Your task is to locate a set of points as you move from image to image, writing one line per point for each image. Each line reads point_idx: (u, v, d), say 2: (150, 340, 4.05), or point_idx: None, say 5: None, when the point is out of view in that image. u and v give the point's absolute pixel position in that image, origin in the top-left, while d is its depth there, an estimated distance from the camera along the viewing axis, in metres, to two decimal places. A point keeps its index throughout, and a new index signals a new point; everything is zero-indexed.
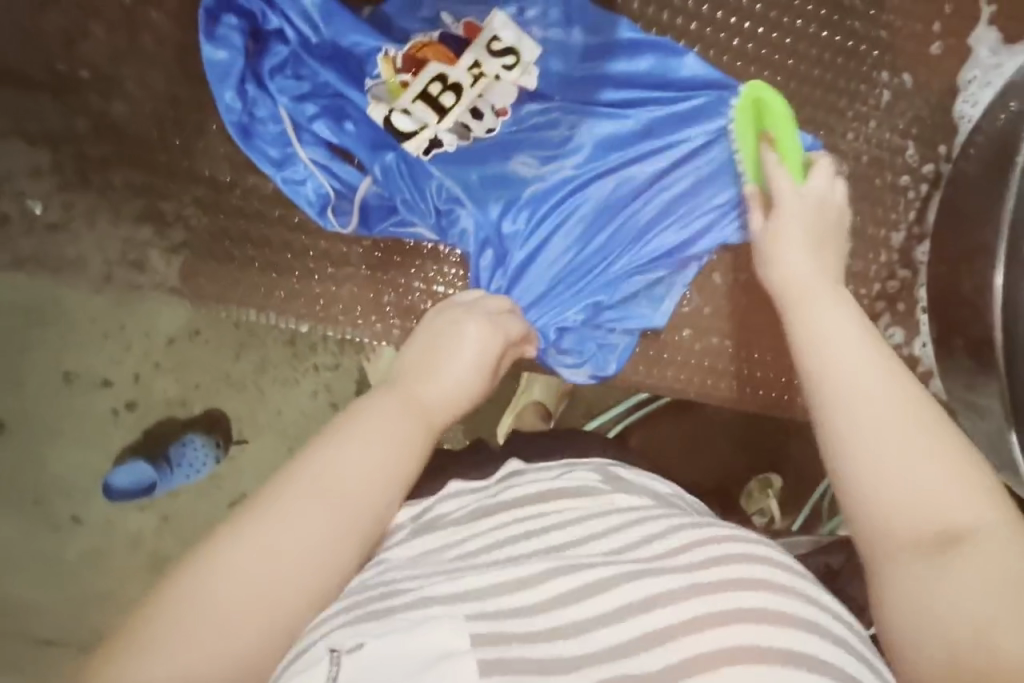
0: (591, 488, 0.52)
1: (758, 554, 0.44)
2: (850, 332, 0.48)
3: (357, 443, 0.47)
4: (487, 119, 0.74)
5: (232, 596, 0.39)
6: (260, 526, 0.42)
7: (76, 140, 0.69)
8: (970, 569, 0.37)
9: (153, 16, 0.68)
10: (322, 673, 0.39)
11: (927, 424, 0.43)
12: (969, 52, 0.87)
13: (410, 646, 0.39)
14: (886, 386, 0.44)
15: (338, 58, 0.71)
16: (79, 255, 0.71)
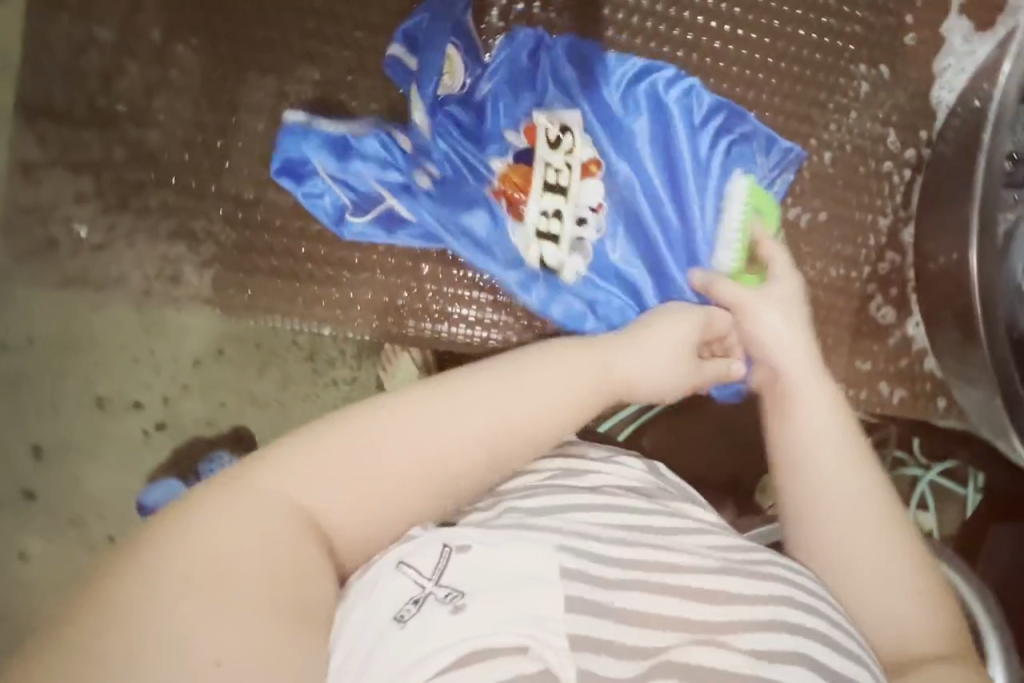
0: (648, 482, 0.58)
1: (795, 577, 0.50)
2: (831, 445, 0.59)
3: (528, 384, 0.50)
4: (591, 220, 0.74)
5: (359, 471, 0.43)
6: (411, 427, 0.45)
7: (116, 167, 0.75)
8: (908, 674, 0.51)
9: (180, 51, 0.75)
10: (434, 562, 0.44)
11: (886, 546, 0.55)
12: (942, 42, 0.91)
13: (514, 563, 0.45)
14: (857, 509, 0.57)
15: (350, 83, 0.78)
16: (120, 272, 0.77)
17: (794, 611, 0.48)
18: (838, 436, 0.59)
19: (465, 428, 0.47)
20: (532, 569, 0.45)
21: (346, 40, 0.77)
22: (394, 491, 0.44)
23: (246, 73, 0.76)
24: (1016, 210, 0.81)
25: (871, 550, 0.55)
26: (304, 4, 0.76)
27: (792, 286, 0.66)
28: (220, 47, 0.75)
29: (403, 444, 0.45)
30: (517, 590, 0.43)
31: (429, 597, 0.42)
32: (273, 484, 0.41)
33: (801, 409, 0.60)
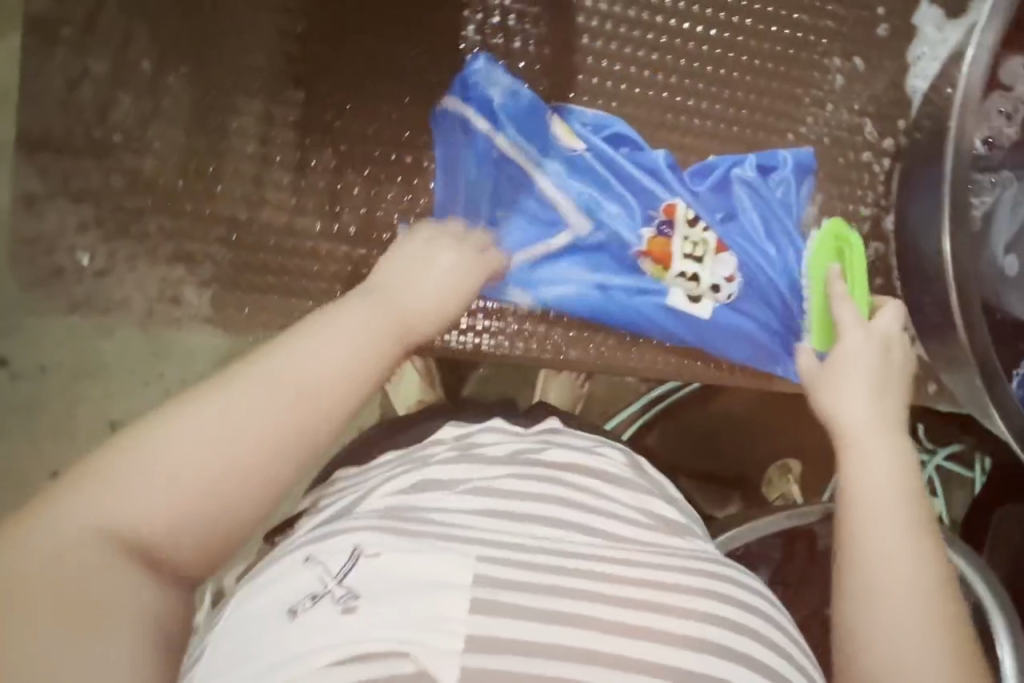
0: (620, 475, 0.60)
1: (726, 589, 0.52)
2: (887, 486, 0.57)
3: (319, 342, 0.50)
4: (723, 287, 0.86)
5: (177, 469, 0.43)
6: (224, 411, 0.45)
7: (115, 196, 0.78)
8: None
9: (170, 80, 0.78)
10: (341, 564, 0.49)
11: (921, 587, 0.51)
12: (915, 31, 0.92)
13: (420, 566, 0.48)
14: (903, 553, 0.52)
15: (334, 103, 0.81)
16: (123, 296, 0.80)
17: (696, 624, 0.49)
18: (891, 477, 0.57)
19: (271, 398, 0.46)
20: (441, 577, 0.48)
21: (328, 61, 0.80)
22: (223, 478, 0.44)
23: (234, 98, 0.79)
24: (993, 195, 0.87)
25: (912, 585, 0.51)
26: (286, 28, 0.79)
27: (866, 342, 0.72)
28: (209, 76, 0.78)
29: (215, 431, 0.44)
30: (419, 594, 0.46)
31: (327, 595, 0.47)
32: (88, 487, 0.41)
33: (859, 451, 0.60)
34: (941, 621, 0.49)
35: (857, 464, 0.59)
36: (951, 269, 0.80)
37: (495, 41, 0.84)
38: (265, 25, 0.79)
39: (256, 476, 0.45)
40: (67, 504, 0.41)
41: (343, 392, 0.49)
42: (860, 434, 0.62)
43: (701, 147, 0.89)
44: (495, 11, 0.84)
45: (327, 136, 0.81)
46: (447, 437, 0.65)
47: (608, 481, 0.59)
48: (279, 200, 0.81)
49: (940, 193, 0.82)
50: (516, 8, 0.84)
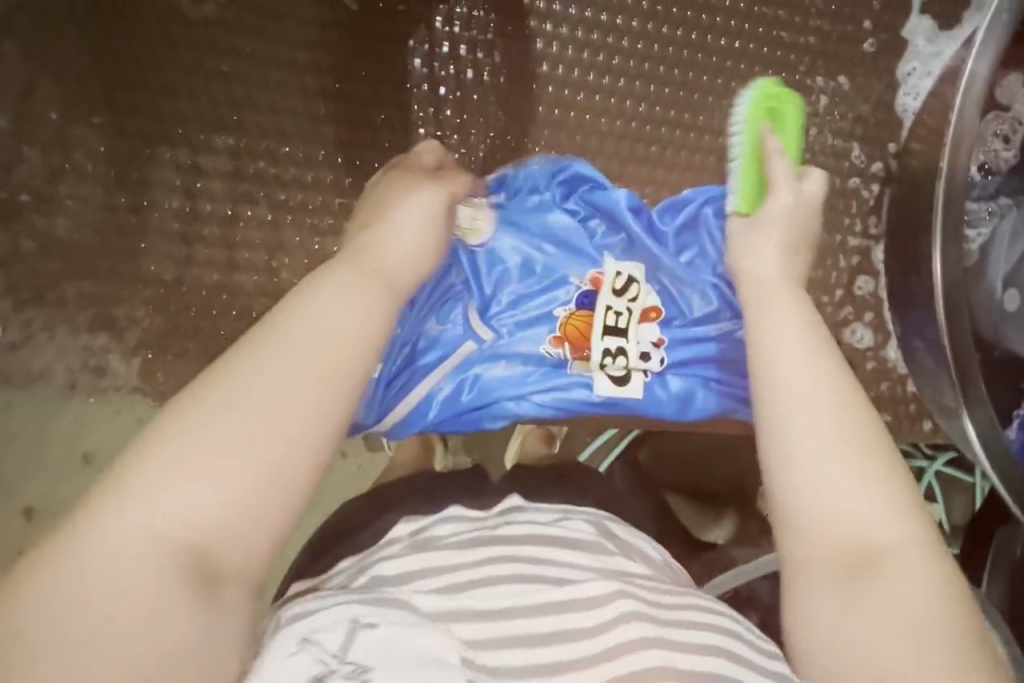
0: (583, 539, 0.54)
1: (732, 624, 0.50)
2: (800, 348, 0.48)
3: (338, 299, 0.44)
4: (653, 355, 0.77)
5: (187, 477, 0.36)
6: (255, 372, 0.39)
7: (28, 261, 0.71)
8: (889, 593, 0.39)
9: (80, 131, 0.70)
10: (340, 638, 0.42)
11: (857, 446, 0.43)
12: (905, 45, 0.85)
13: (423, 641, 0.43)
14: (825, 412, 0.45)
15: (268, 151, 0.74)
16: (42, 367, 0.73)
17: (721, 667, 0.46)
18: (800, 339, 0.49)
19: (280, 372, 0.40)
20: (437, 650, 0.43)
21: (258, 104, 0.73)
22: (267, 454, 0.37)
23: (155, 149, 0.71)
24: (989, 226, 0.80)
25: (845, 460, 0.43)
26: (210, 69, 0.72)
27: (791, 211, 0.58)
28: (126, 125, 0.71)
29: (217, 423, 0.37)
30: (429, 670, 0.42)
31: (333, 675, 0.40)
32: (100, 526, 0.34)
33: (772, 312, 0.51)
34: (878, 491, 0.42)
35: (765, 324, 0.51)
36: (941, 290, 0.73)
37: (445, 73, 0.77)
38: (186, 67, 0.71)
39: (282, 449, 0.38)
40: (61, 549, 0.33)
41: (364, 339, 0.43)
42: (771, 285, 0.54)
43: (673, 181, 0.83)
44: (443, 40, 0.76)
45: (261, 186, 0.73)
46: (402, 535, 0.56)
47: (567, 546, 0.53)
48: (209, 257, 0.73)
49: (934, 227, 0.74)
50: (467, 37, 0.77)
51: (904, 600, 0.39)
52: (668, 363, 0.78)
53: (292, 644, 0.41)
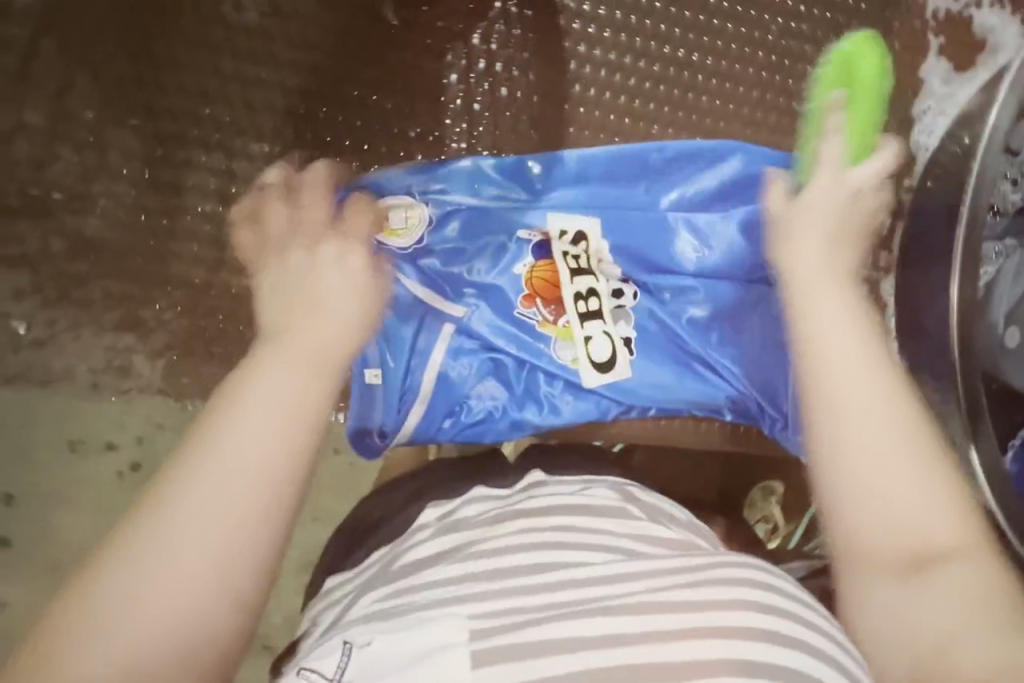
0: (605, 505, 0.57)
1: (757, 574, 0.49)
2: (858, 363, 0.45)
3: (253, 406, 0.38)
4: (623, 295, 0.77)
5: (134, 624, 0.33)
6: (188, 497, 0.36)
7: (57, 260, 0.71)
8: (947, 586, 0.40)
9: (116, 133, 0.70)
10: (336, 662, 0.47)
11: (909, 449, 0.43)
12: (922, 83, 0.88)
13: (409, 644, 0.46)
14: (877, 416, 0.43)
15: (302, 160, 0.74)
16: (65, 365, 0.74)
17: (743, 610, 0.46)
18: (859, 350, 0.46)
19: (209, 496, 0.36)
20: (438, 640, 0.46)
21: (294, 113, 0.73)
22: (220, 574, 0.35)
23: (190, 153, 0.72)
24: (995, 265, 0.79)
25: (902, 484, 0.42)
26: (248, 76, 0.72)
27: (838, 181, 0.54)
28: (162, 128, 0.71)
29: (160, 560, 0.35)
30: (422, 662, 0.45)
31: None
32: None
33: (824, 315, 0.47)
34: (942, 501, 0.42)
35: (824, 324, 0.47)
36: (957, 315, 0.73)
37: (480, 89, 0.78)
38: (224, 72, 0.72)
39: (235, 574, 0.36)
40: None
41: (300, 425, 0.38)
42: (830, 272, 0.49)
43: None
44: (480, 57, 0.77)
45: None
46: (431, 520, 0.61)
47: (587, 512, 0.55)
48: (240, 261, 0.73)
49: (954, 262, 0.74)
50: (503, 55, 0.78)
51: (962, 591, 0.40)
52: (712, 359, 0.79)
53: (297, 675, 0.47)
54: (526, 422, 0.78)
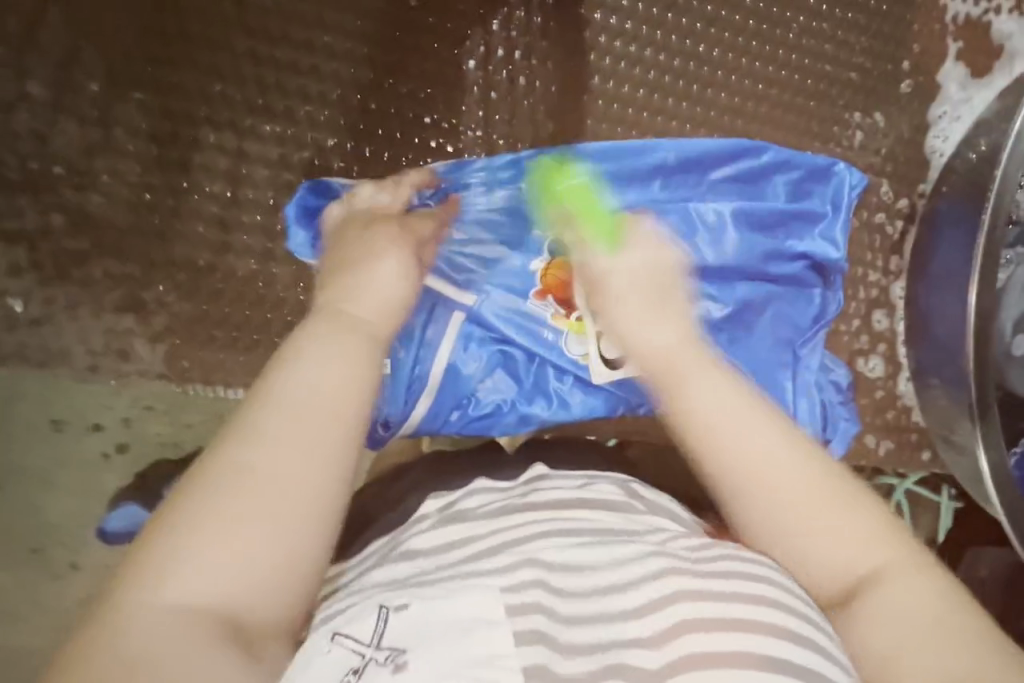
0: (611, 500, 0.56)
1: (768, 570, 0.49)
2: (724, 398, 0.55)
3: (312, 362, 0.49)
4: None
5: (227, 531, 0.42)
6: (267, 429, 0.45)
7: (56, 237, 0.69)
8: (889, 610, 0.46)
9: (122, 108, 0.68)
10: (372, 627, 0.45)
11: (823, 493, 0.50)
12: (939, 88, 0.88)
13: (451, 608, 0.45)
14: (782, 470, 0.51)
15: (314, 142, 0.72)
16: (62, 346, 0.71)
17: (759, 606, 0.46)
18: (728, 393, 0.55)
19: (283, 430, 0.45)
20: (473, 613, 0.45)
21: (309, 94, 0.72)
22: (293, 497, 0.44)
23: (200, 132, 0.70)
24: (1006, 272, 0.79)
25: (806, 505, 0.50)
26: (261, 53, 0.70)
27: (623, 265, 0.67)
28: (171, 105, 0.69)
29: (244, 480, 0.43)
30: (461, 636, 0.44)
31: (369, 664, 0.43)
32: (156, 575, 0.41)
33: (686, 377, 0.58)
34: (865, 525, 0.49)
35: (692, 396, 0.56)
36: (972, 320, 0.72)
37: (499, 77, 0.76)
38: (236, 49, 0.69)
39: (307, 498, 0.44)
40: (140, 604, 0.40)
41: (358, 378, 0.49)
42: (679, 343, 0.61)
43: None
44: (499, 45, 0.76)
45: (307, 176, 0.72)
46: (431, 511, 0.57)
47: (592, 505, 0.55)
48: (248, 245, 0.72)
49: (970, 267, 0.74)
50: (524, 42, 0.76)
51: (905, 611, 0.46)
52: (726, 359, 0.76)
53: (330, 643, 0.45)
54: (533, 417, 0.77)
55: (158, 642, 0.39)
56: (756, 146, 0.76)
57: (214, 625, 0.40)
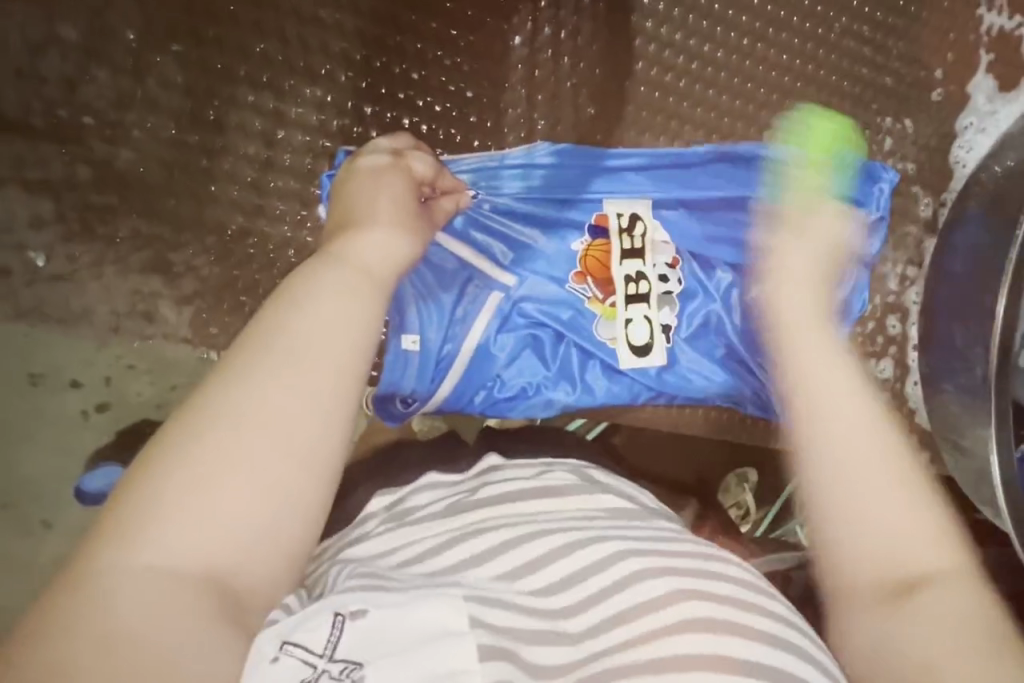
0: (567, 488, 0.54)
1: (717, 569, 0.47)
2: (840, 376, 0.49)
3: (311, 312, 0.47)
4: (669, 279, 0.75)
5: (213, 485, 0.40)
6: (261, 380, 0.43)
7: (84, 191, 0.68)
8: (935, 608, 0.41)
9: (158, 60, 0.66)
10: (325, 637, 0.41)
11: (903, 487, 0.45)
12: (968, 99, 0.89)
13: (412, 620, 0.42)
14: (869, 460, 0.45)
15: (353, 109, 0.71)
16: (84, 306, 0.70)
17: (697, 604, 0.44)
18: (844, 373, 0.50)
19: (275, 383, 0.43)
20: (439, 627, 0.41)
21: (351, 59, 0.70)
22: (283, 457, 0.42)
23: (237, 89, 0.68)
24: None
25: (869, 484, 0.45)
26: (305, 13, 0.68)
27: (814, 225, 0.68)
28: (209, 60, 0.67)
29: (232, 435, 0.41)
30: (423, 648, 0.40)
31: (321, 677, 0.40)
32: (132, 534, 0.38)
33: (787, 350, 0.53)
34: (921, 524, 0.44)
35: (800, 368, 0.51)
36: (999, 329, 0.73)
37: (542, 56, 0.76)
38: (280, 8, 0.68)
39: (298, 457, 0.43)
40: (111, 563, 0.37)
41: (361, 337, 0.48)
42: (806, 324, 0.55)
43: None
44: (546, 23, 0.75)
45: (344, 144, 0.70)
46: (378, 509, 0.56)
47: (562, 500, 0.53)
48: (281, 211, 0.70)
49: (1000, 275, 0.74)
50: (570, 22, 0.76)
51: (952, 617, 0.40)
52: (748, 359, 0.77)
53: (277, 651, 0.40)
54: (557, 404, 0.77)
55: (137, 610, 0.37)
56: (798, 149, 0.76)
57: (199, 593, 0.39)
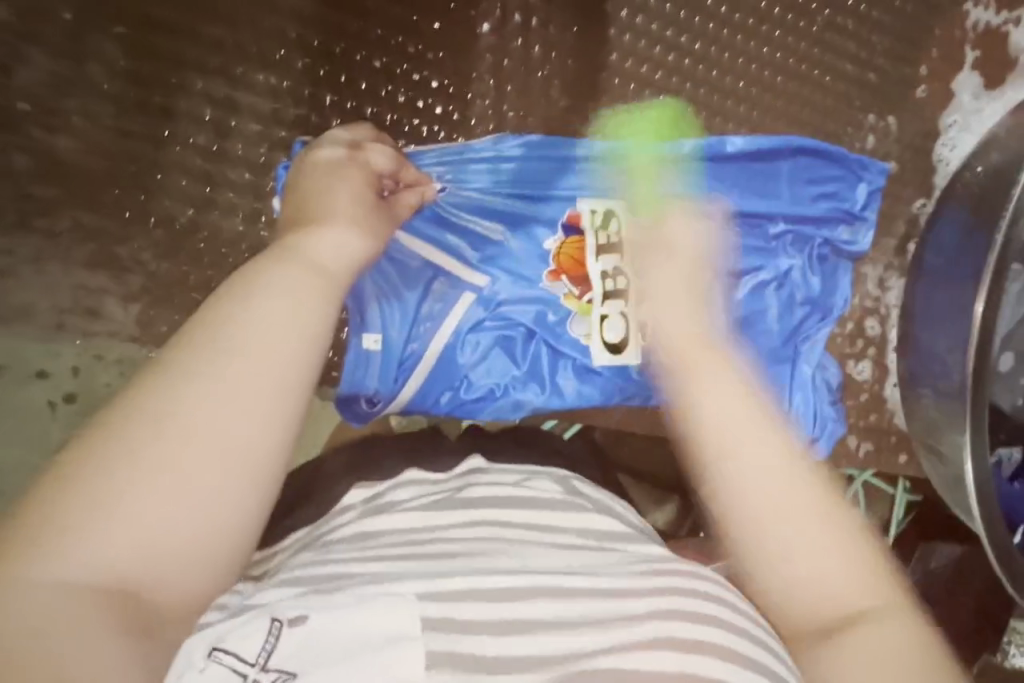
0: (545, 499, 0.50)
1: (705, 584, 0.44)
2: (733, 412, 0.47)
3: (263, 309, 0.44)
4: None
5: (150, 488, 0.37)
6: (207, 377, 0.40)
7: (22, 182, 0.64)
8: (864, 647, 0.40)
9: (100, 43, 0.63)
10: (259, 645, 0.38)
11: (833, 535, 0.44)
12: (952, 96, 0.86)
13: (361, 622, 0.39)
14: (789, 510, 0.44)
15: (311, 98, 0.67)
16: (25, 301, 0.67)
17: (686, 623, 0.41)
18: (737, 407, 0.47)
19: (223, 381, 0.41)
20: (387, 633, 0.38)
21: (308, 45, 0.66)
22: (227, 460, 0.40)
23: (185, 75, 0.64)
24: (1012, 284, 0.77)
25: (790, 540, 0.44)
26: None
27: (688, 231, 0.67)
28: (155, 44, 0.63)
29: (174, 433, 0.39)
30: (364, 656, 0.37)
31: None
32: (58, 538, 0.35)
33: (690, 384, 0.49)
34: (854, 563, 0.43)
35: (712, 408, 0.47)
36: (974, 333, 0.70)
37: (512, 45, 0.72)
38: None
39: (243, 462, 0.40)
40: (31, 567, 0.35)
41: (313, 341, 0.45)
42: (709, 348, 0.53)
43: None
44: (516, 10, 0.72)
45: (301, 134, 0.67)
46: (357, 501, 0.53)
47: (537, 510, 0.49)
48: (234, 203, 0.66)
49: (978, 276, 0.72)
50: (541, 10, 0.72)
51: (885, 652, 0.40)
52: None
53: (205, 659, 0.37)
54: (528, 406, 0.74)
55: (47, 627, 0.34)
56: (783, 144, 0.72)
57: (116, 610, 0.36)
